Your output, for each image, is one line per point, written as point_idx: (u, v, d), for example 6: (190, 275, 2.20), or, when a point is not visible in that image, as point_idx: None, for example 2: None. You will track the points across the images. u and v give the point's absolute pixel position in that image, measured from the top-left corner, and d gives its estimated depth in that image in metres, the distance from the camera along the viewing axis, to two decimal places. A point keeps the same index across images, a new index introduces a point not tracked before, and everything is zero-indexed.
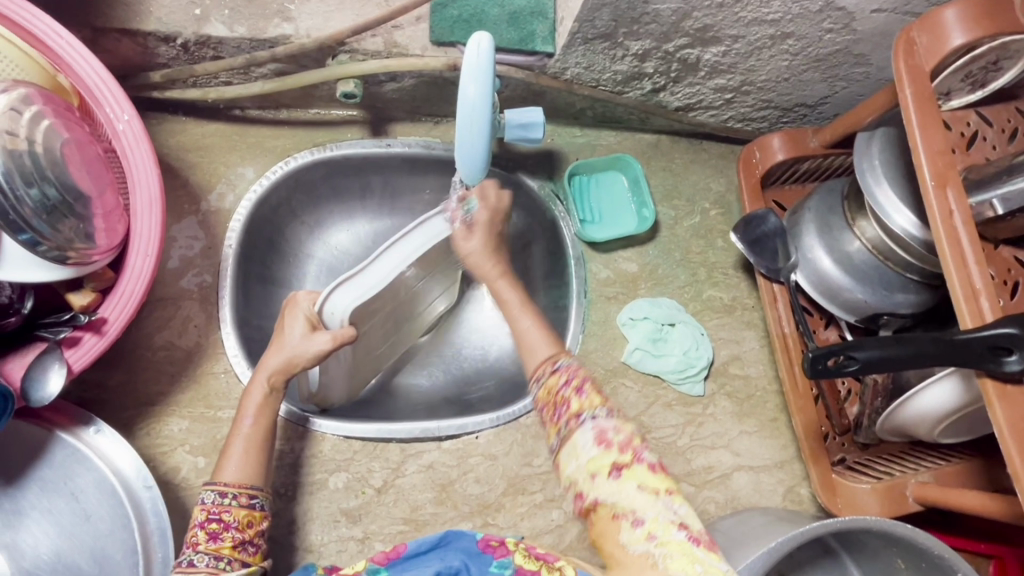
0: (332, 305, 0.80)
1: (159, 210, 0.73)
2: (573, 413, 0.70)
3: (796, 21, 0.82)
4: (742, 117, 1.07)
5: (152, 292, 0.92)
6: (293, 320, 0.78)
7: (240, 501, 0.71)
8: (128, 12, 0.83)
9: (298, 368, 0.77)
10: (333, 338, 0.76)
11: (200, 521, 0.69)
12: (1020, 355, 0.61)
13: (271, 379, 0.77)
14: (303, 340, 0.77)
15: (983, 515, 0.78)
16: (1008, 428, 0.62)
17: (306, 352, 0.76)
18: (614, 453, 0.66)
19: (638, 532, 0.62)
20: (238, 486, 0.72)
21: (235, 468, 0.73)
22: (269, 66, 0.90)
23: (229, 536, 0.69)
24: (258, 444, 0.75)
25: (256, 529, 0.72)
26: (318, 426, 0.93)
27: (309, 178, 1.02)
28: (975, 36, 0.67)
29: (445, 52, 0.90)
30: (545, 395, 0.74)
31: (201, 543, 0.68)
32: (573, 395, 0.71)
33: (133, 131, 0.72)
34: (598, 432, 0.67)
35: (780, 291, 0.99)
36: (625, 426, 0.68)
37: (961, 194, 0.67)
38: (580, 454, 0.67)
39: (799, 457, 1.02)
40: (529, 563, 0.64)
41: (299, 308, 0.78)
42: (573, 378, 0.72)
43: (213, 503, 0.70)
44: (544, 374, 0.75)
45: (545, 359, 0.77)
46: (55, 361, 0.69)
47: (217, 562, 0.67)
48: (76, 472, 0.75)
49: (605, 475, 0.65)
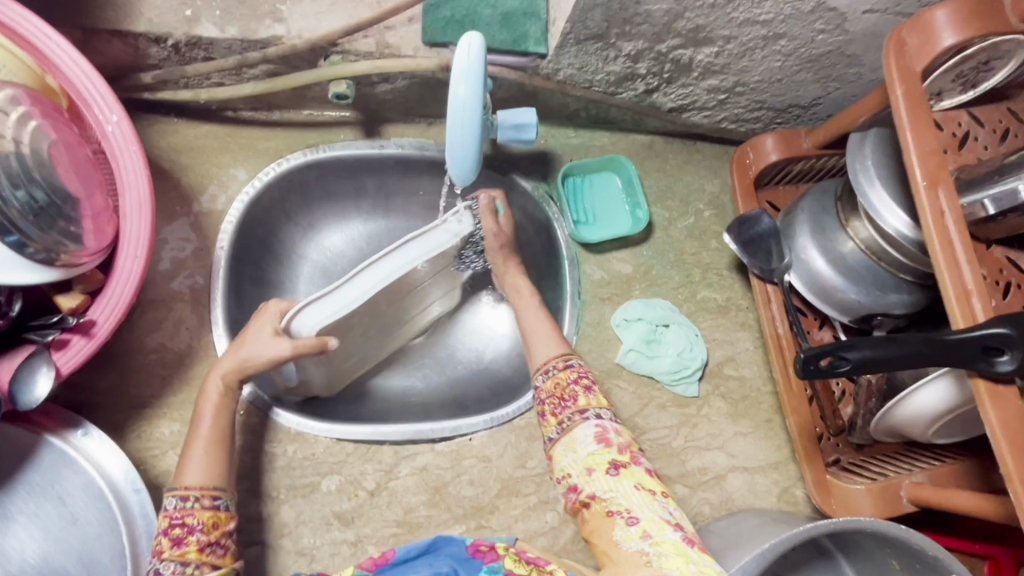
0: (302, 318, 0.80)
1: (148, 212, 0.73)
2: (579, 408, 0.77)
3: (788, 21, 0.82)
4: (736, 118, 1.07)
5: (143, 294, 0.92)
6: (260, 326, 0.79)
7: (204, 502, 0.70)
8: (118, 13, 0.82)
9: (251, 371, 0.78)
10: (294, 346, 0.77)
11: (162, 527, 0.68)
12: (1013, 355, 0.61)
13: (226, 378, 0.79)
14: (263, 342, 0.78)
15: (977, 516, 0.78)
16: (1001, 428, 0.62)
17: (259, 356, 0.77)
18: (614, 452, 0.73)
19: (632, 530, 0.68)
20: (201, 489, 0.71)
21: (196, 469, 0.73)
22: (261, 67, 0.89)
23: (193, 540, 0.68)
24: (217, 441, 0.76)
25: (223, 530, 0.71)
26: (280, 415, 0.92)
27: (301, 179, 1.01)
28: (966, 37, 0.66)
29: (438, 53, 0.89)
30: (551, 387, 0.80)
31: (166, 549, 0.67)
32: (582, 393, 0.78)
33: (122, 132, 0.72)
34: (599, 431, 0.74)
35: (774, 292, 0.99)
36: (626, 432, 0.75)
37: (953, 194, 0.67)
38: (581, 447, 0.74)
39: (793, 458, 1.02)
40: (519, 567, 0.65)
41: (268, 312, 0.80)
42: (582, 378, 0.80)
43: (175, 508, 0.70)
44: (555, 367, 0.82)
45: (555, 356, 0.83)
46: (43, 364, 0.69)
47: (184, 568, 0.66)
48: (64, 475, 0.75)
49: (603, 471, 0.72)
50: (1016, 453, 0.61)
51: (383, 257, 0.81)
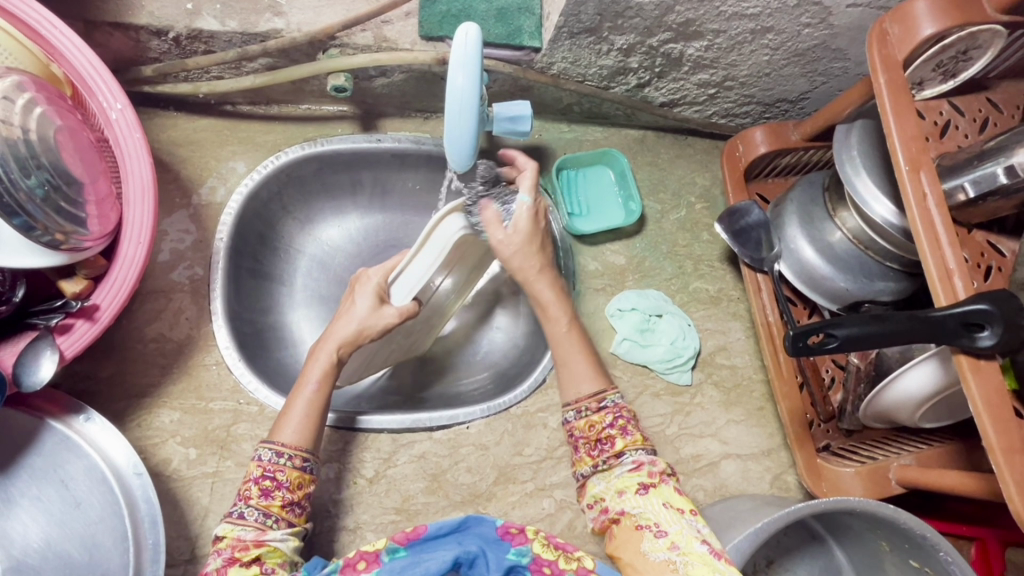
0: (401, 283, 0.88)
1: (152, 198, 0.74)
2: (615, 452, 0.76)
3: (775, 15, 0.85)
4: (725, 113, 1.10)
5: (142, 285, 0.93)
6: (363, 292, 0.85)
7: (295, 462, 0.73)
8: (120, 7, 0.84)
9: (366, 339, 0.83)
10: (399, 314, 0.85)
11: (255, 476, 0.71)
12: (993, 331, 0.64)
13: (339, 348, 0.81)
14: (372, 313, 0.84)
15: (960, 494, 0.79)
16: (983, 401, 0.64)
17: (376, 324, 0.83)
18: (643, 476, 0.73)
19: (660, 542, 0.66)
20: (295, 448, 0.74)
21: (293, 429, 0.75)
22: (260, 60, 0.91)
23: (279, 495, 0.71)
24: (319, 406, 0.77)
25: (305, 491, 0.74)
26: (365, 424, 0.94)
27: (299, 173, 1.03)
28: (944, 26, 0.69)
29: (435, 46, 0.91)
30: (584, 426, 0.79)
31: (254, 497, 0.70)
32: (618, 435, 0.77)
33: (126, 120, 0.73)
34: (636, 463, 0.74)
35: (763, 281, 1.01)
36: (661, 462, 0.74)
37: (934, 177, 0.69)
38: (614, 477, 0.74)
39: (785, 445, 1.04)
40: (549, 553, 0.60)
41: (371, 280, 0.86)
42: (619, 418, 0.78)
43: (269, 461, 0.72)
44: (588, 408, 0.79)
45: (588, 394, 0.80)
46: (47, 347, 0.70)
47: (266, 518, 0.69)
48: (67, 459, 0.76)
49: (632, 491, 0.71)
50: (998, 425, 0.63)
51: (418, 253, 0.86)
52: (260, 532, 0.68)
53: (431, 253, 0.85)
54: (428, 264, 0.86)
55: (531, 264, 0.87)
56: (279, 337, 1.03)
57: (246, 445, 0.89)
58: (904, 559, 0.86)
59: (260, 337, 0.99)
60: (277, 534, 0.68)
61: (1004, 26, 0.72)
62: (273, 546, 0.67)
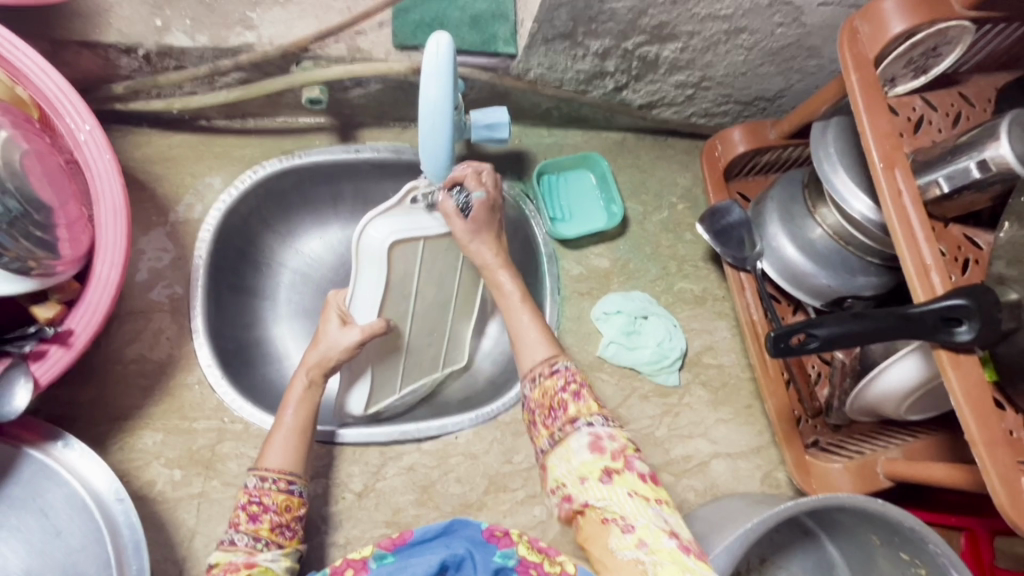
0: (359, 302, 0.85)
1: (124, 219, 0.73)
2: (570, 419, 0.72)
3: (748, 16, 0.84)
4: (703, 113, 1.10)
5: (121, 306, 0.91)
6: (329, 321, 0.84)
7: (280, 485, 0.73)
8: (86, 24, 0.83)
9: (332, 364, 0.82)
10: (363, 331, 0.83)
11: (242, 502, 0.72)
12: (971, 325, 0.64)
13: (310, 373, 0.81)
14: (336, 334, 0.83)
15: (948, 486, 0.79)
16: (963, 395, 0.65)
17: (336, 347, 0.82)
18: (606, 459, 0.69)
19: (628, 538, 0.63)
20: (278, 472, 0.74)
21: (279, 452, 0.76)
22: (233, 75, 0.90)
23: (267, 518, 0.71)
24: (301, 430, 0.78)
25: (294, 513, 0.74)
26: (343, 438, 0.94)
27: (279, 186, 1.02)
28: (913, 23, 0.69)
29: (409, 56, 0.91)
30: (539, 396, 0.76)
31: (243, 523, 0.70)
32: (571, 401, 0.73)
33: (95, 140, 0.72)
34: (592, 437, 0.70)
35: (747, 279, 1.02)
36: (620, 435, 0.71)
37: (908, 174, 0.70)
38: (574, 458, 0.70)
39: (774, 442, 1.04)
40: (534, 555, 0.59)
41: (331, 306, 0.86)
42: (571, 382, 0.75)
43: (254, 487, 0.72)
44: (540, 375, 0.76)
45: (541, 360, 0.78)
46: (20, 376, 0.68)
47: (255, 543, 0.70)
48: (46, 487, 0.75)
49: (596, 479, 0.68)
50: (979, 420, 0.64)
51: (363, 268, 0.84)
52: (250, 555, 0.68)
53: (373, 271, 0.84)
54: (373, 279, 0.84)
55: (491, 257, 0.85)
56: (262, 352, 1.02)
57: (232, 464, 0.88)
58: (895, 553, 0.86)
59: (242, 353, 0.99)
60: (267, 556, 0.69)
61: (973, 22, 0.72)
62: (263, 567, 0.68)
